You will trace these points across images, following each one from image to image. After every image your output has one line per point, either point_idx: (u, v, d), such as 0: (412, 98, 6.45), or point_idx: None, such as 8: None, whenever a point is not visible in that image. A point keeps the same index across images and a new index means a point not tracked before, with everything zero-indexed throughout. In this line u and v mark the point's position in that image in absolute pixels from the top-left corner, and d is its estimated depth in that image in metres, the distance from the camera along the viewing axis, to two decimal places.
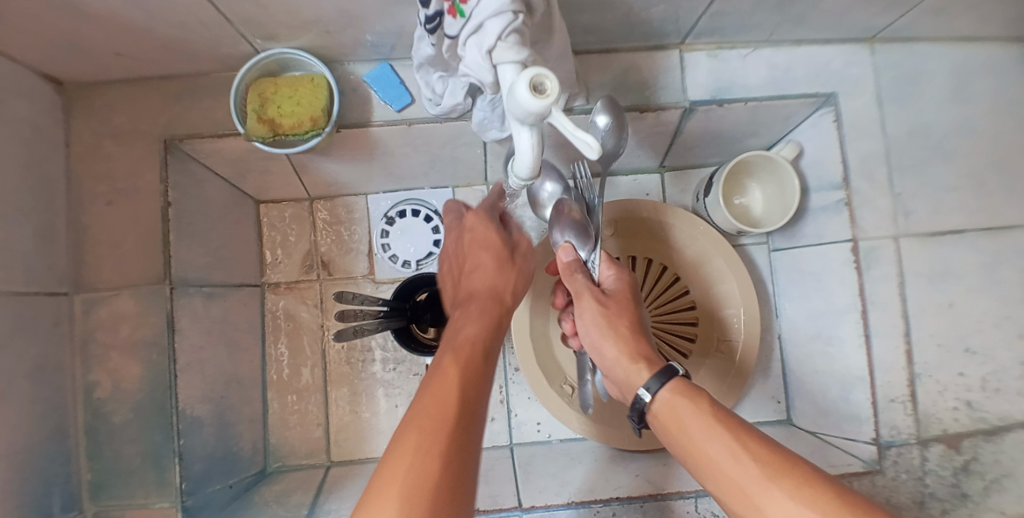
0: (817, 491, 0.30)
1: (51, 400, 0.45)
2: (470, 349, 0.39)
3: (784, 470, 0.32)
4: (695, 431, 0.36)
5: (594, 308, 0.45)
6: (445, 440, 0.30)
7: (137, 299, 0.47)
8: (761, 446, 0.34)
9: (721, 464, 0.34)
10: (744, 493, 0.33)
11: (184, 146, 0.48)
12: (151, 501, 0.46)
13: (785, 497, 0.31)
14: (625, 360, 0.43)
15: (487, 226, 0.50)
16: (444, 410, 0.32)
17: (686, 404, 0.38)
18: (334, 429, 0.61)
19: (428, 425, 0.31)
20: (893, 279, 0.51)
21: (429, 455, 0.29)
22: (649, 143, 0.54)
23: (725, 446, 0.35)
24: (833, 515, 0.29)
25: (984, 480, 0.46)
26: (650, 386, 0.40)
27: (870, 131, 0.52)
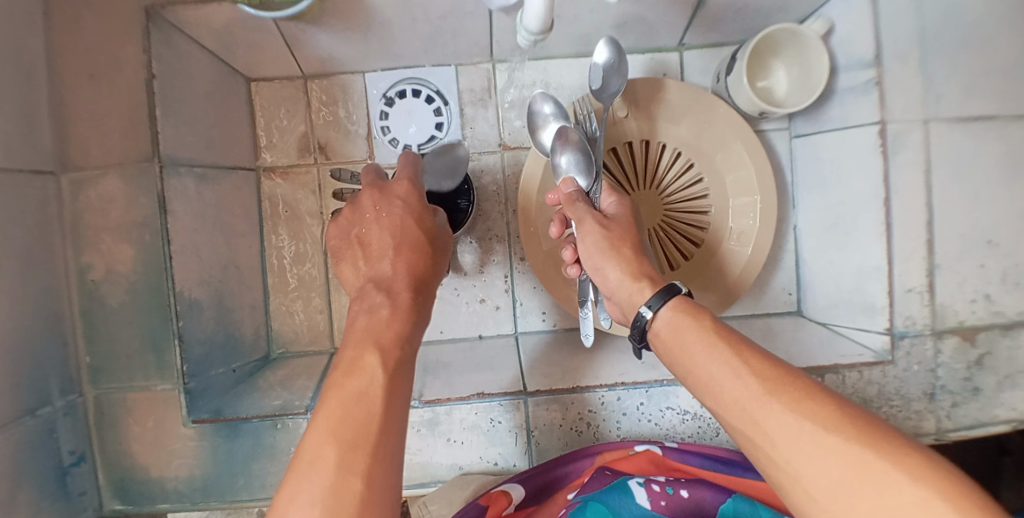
0: (817, 404, 0.27)
1: (41, 281, 0.43)
2: (396, 331, 0.34)
3: (784, 384, 0.29)
4: (693, 348, 0.33)
5: (596, 231, 0.42)
6: (377, 406, 0.29)
7: (125, 179, 0.45)
8: (763, 362, 0.31)
9: (720, 381, 0.31)
10: (740, 409, 0.29)
11: (166, 14, 0.44)
12: (152, 383, 0.45)
13: (783, 411, 0.27)
14: (628, 281, 0.39)
15: (413, 192, 0.43)
16: (366, 378, 0.30)
17: (687, 322, 0.35)
18: (337, 319, 0.60)
19: (349, 396, 0.29)
20: (919, 164, 0.48)
21: (355, 425, 0.27)
22: (667, 20, 0.49)
23: (724, 363, 0.31)
24: (835, 430, 0.26)
25: (999, 376, 0.51)
26: (650, 303, 0.37)
27: (907, 7, 0.48)
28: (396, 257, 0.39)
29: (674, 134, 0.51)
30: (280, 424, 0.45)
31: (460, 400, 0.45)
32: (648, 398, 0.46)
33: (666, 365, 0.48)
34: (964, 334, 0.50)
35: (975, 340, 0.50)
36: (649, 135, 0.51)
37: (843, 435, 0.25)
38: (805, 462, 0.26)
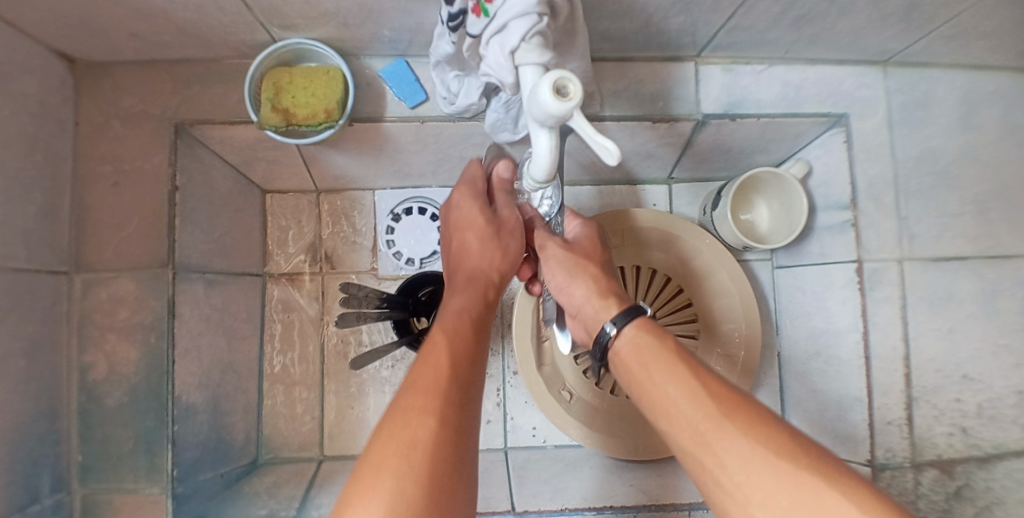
0: (770, 431, 0.28)
1: (45, 381, 0.44)
2: (460, 322, 0.39)
3: (739, 409, 0.30)
4: (654, 366, 0.34)
5: (560, 252, 0.45)
6: (441, 409, 0.31)
7: (137, 282, 0.47)
8: (719, 386, 0.32)
9: (677, 401, 0.32)
10: (694, 431, 0.30)
11: (194, 130, 0.48)
12: (140, 486, 0.46)
13: (737, 435, 0.28)
14: (595, 298, 0.42)
15: (471, 202, 0.45)
16: (436, 384, 0.32)
17: (650, 342, 0.36)
18: (328, 425, 0.60)
19: (422, 395, 0.31)
20: (894, 301, 0.51)
21: (423, 425, 0.29)
22: (658, 152, 0.54)
23: (684, 382, 0.32)
24: (785, 460, 0.26)
25: (974, 507, 0.45)
26: (616, 321, 0.39)
27: (878, 154, 0.52)
28: (466, 259, 0.44)
29: (662, 260, 0.55)
30: None
31: None
32: None
33: (651, 491, 0.49)
34: (941, 465, 0.48)
35: (953, 472, 0.47)
36: (638, 259, 0.54)
37: (795, 464, 0.26)
38: (754, 486, 0.26)
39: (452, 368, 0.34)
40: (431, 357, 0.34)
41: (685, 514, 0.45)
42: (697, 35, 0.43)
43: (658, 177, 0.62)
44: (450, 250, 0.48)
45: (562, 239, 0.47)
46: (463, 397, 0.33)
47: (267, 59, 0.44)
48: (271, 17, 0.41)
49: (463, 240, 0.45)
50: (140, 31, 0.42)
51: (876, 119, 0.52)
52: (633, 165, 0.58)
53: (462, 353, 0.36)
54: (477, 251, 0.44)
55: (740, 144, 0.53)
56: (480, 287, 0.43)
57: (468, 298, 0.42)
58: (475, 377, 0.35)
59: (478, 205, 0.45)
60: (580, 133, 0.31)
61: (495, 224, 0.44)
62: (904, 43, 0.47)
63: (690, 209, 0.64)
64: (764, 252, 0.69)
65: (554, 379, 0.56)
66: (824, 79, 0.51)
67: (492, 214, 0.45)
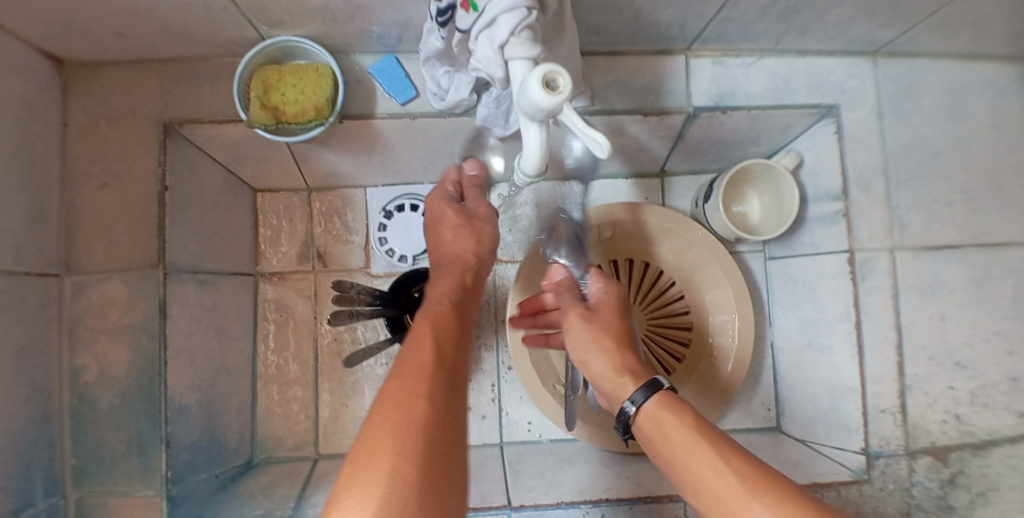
0: (800, 508, 0.28)
1: (37, 383, 0.44)
2: (440, 305, 0.38)
3: (766, 486, 0.29)
4: (676, 442, 0.33)
5: (577, 321, 0.41)
6: (430, 389, 0.30)
7: (128, 283, 0.46)
8: (744, 460, 0.31)
9: (706, 480, 0.31)
10: (726, 510, 0.30)
11: (183, 130, 0.48)
12: (134, 488, 0.45)
13: (767, 513, 0.28)
14: (612, 374, 0.39)
15: (442, 202, 0.47)
16: (423, 365, 0.32)
17: (668, 415, 0.35)
18: (322, 424, 0.60)
19: (408, 378, 0.31)
20: (886, 290, 0.51)
21: (414, 407, 0.29)
22: (650, 146, 0.54)
23: (708, 460, 0.32)
24: None
25: (969, 493, 0.47)
26: (634, 398, 0.36)
27: (868, 143, 0.52)
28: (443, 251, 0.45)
29: (657, 254, 0.56)
30: None
31: None
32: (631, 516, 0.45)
33: (647, 483, 0.49)
34: (935, 452, 0.49)
35: (946, 460, 0.49)
36: (635, 253, 0.55)
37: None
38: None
39: (437, 350, 0.33)
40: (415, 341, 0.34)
41: (680, 505, 0.45)
42: (687, 28, 0.43)
43: (651, 170, 0.62)
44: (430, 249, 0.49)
45: (584, 307, 0.44)
46: (451, 375, 0.33)
47: (256, 57, 0.44)
48: (259, 15, 0.40)
49: (438, 234, 0.47)
50: (127, 31, 0.42)
51: (866, 108, 0.52)
52: (625, 159, 0.58)
53: (447, 331, 0.36)
54: (451, 239, 0.45)
55: (732, 136, 0.53)
56: (456, 272, 0.43)
57: (450, 281, 0.42)
58: (461, 355, 0.35)
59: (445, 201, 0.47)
60: (570, 125, 0.31)
61: (467, 216, 0.46)
62: (891, 33, 0.47)
63: (683, 201, 0.64)
64: (757, 244, 0.69)
65: (548, 373, 0.56)
66: (814, 70, 0.51)
67: (461, 208, 0.47)
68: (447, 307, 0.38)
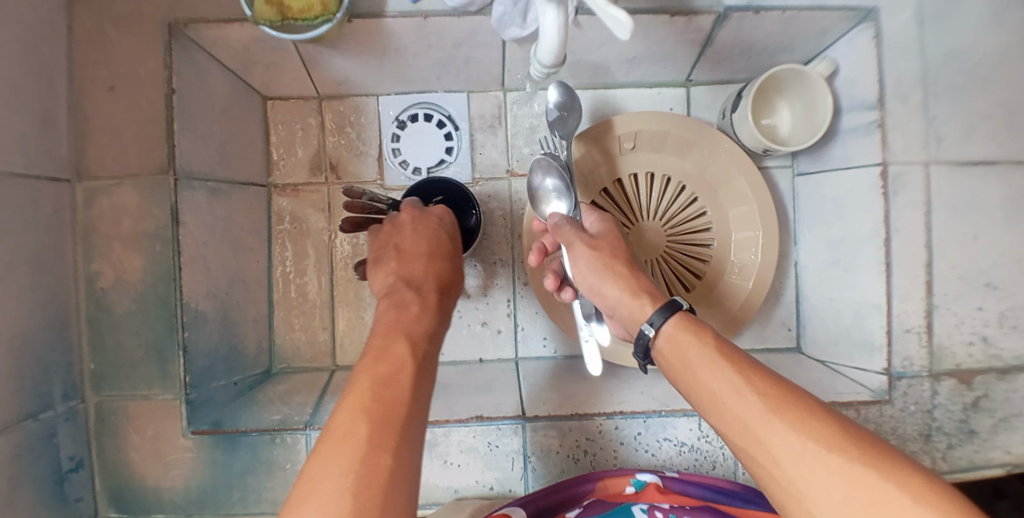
0: (821, 425, 0.28)
1: (52, 287, 0.44)
2: (417, 333, 0.33)
3: (787, 403, 0.29)
4: (697, 364, 0.34)
5: (587, 253, 0.42)
6: (391, 452, 0.24)
7: (139, 190, 0.46)
8: (766, 380, 0.31)
9: (726, 401, 0.31)
10: (745, 429, 0.30)
11: (188, 31, 0.46)
12: (154, 393, 0.46)
13: (787, 431, 0.28)
14: (627, 297, 0.40)
15: (440, 226, 0.47)
16: (382, 421, 0.26)
17: (689, 338, 0.35)
18: (340, 336, 0.61)
19: (378, 425, 0.25)
20: (920, 204, 0.49)
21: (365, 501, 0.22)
22: (676, 52, 0.52)
23: (727, 380, 0.32)
24: (837, 449, 0.26)
25: (994, 419, 0.50)
26: (653, 321, 0.37)
27: (909, 49, 0.49)
28: (430, 263, 0.42)
29: (678, 167, 0.53)
30: (277, 439, 0.45)
31: (458, 423, 0.45)
32: (645, 427, 0.47)
33: (664, 396, 0.49)
34: (960, 375, 0.49)
35: (971, 382, 0.50)
36: (656, 167, 0.53)
37: (849, 456, 0.26)
38: (807, 482, 0.26)
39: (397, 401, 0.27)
40: (389, 377, 0.28)
41: (694, 420, 0.47)
42: None
43: (676, 79, 0.59)
44: (400, 256, 0.42)
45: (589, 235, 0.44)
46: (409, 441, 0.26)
47: None
48: None
49: (427, 248, 0.43)
50: None
51: (907, 12, 0.49)
52: (649, 67, 0.55)
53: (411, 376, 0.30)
54: (443, 263, 0.43)
55: (763, 41, 0.51)
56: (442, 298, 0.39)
57: (433, 303, 0.38)
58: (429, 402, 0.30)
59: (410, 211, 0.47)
60: (593, 3, 0.32)
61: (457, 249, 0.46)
62: None
63: (709, 113, 0.61)
64: (785, 159, 0.65)
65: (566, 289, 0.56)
66: None
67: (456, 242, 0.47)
68: (413, 342, 0.32)
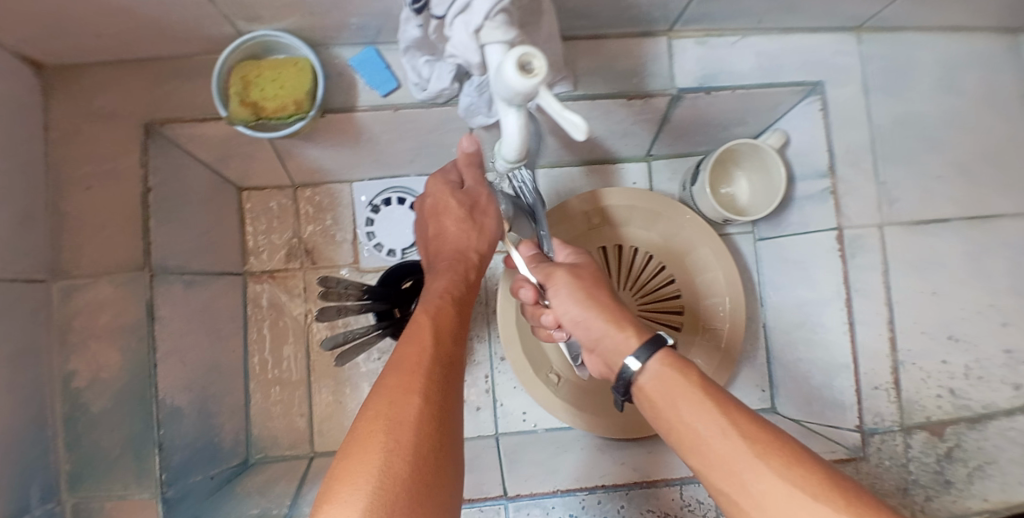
0: (804, 468, 0.29)
1: (28, 389, 0.44)
2: (444, 296, 0.40)
3: (772, 446, 0.31)
4: (680, 403, 0.34)
5: (568, 282, 0.42)
6: (425, 385, 0.32)
7: (116, 286, 0.46)
8: (751, 423, 0.32)
9: (711, 441, 0.32)
10: (730, 470, 0.31)
11: (165, 131, 0.47)
12: (131, 492, 0.45)
13: (773, 475, 0.29)
14: (613, 330, 0.39)
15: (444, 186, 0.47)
16: (421, 364, 0.33)
17: (674, 378, 0.35)
18: (318, 420, 0.61)
19: (406, 373, 0.32)
20: (877, 266, 0.51)
21: (402, 425, 0.29)
22: (637, 130, 0.54)
23: (714, 423, 0.32)
24: (823, 497, 0.28)
25: (967, 467, 0.48)
26: (638, 356, 0.37)
27: (856, 119, 0.52)
28: (446, 230, 0.47)
29: (645, 238, 0.56)
30: None
31: None
32: (629, 500, 0.45)
33: (646, 469, 0.49)
34: (930, 427, 0.50)
35: (942, 434, 0.49)
36: (623, 239, 0.55)
37: (833, 504, 0.27)
38: None
39: (433, 347, 0.35)
40: (417, 332, 0.36)
41: (676, 489, 0.46)
42: (668, 10, 0.43)
43: (638, 154, 0.62)
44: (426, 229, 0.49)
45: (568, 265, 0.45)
46: (445, 378, 0.34)
47: (233, 53, 0.44)
48: (236, 10, 0.40)
49: (440, 224, 0.47)
50: (104, 31, 0.42)
51: (853, 84, 0.52)
52: (612, 143, 0.58)
53: (445, 326, 0.37)
54: (453, 234, 0.46)
55: (718, 117, 0.53)
56: (458, 269, 0.45)
57: (449, 275, 0.44)
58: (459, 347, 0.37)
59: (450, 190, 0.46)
60: (547, 108, 0.31)
61: (471, 203, 0.46)
62: (876, 7, 0.47)
63: (671, 185, 0.64)
64: (747, 225, 0.69)
65: (540, 362, 0.56)
66: (798, 47, 0.51)
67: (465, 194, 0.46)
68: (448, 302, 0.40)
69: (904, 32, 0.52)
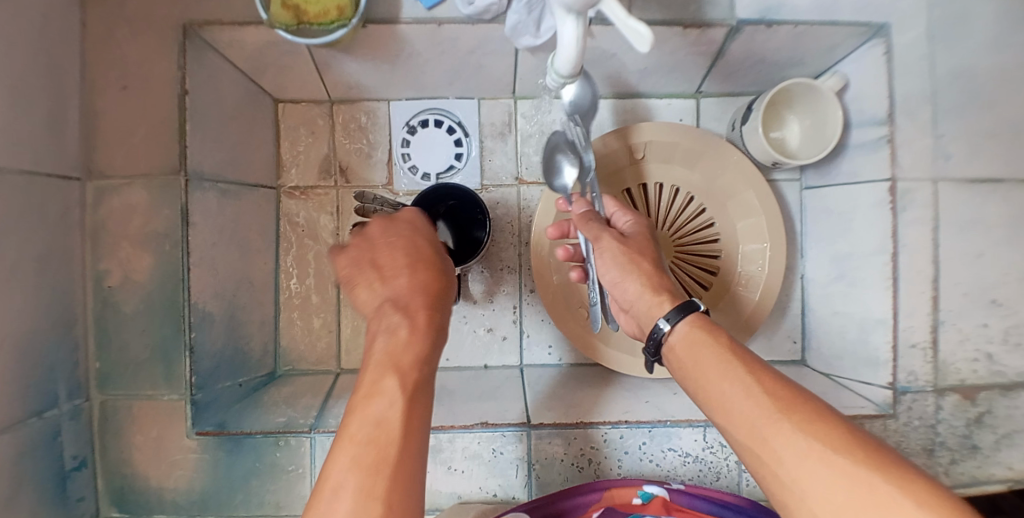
0: (829, 427, 0.28)
1: (62, 286, 0.44)
2: (414, 358, 0.30)
3: (796, 404, 0.30)
4: (708, 364, 0.34)
5: (612, 246, 0.42)
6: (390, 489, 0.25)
7: (149, 190, 0.46)
8: (776, 384, 0.32)
9: (734, 401, 0.32)
10: (750, 427, 0.30)
11: (203, 33, 0.46)
12: (158, 394, 0.46)
13: (794, 431, 0.28)
14: (647, 295, 0.40)
15: (415, 228, 0.38)
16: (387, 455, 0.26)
17: (703, 340, 0.35)
18: (345, 339, 0.61)
19: (368, 470, 0.25)
20: (926, 221, 0.49)
21: (372, 512, 0.24)
22: (687, 64, 0.52)
23: (735, 383, 0.32)
24: (841, 450, 0.27)
25: (997, 435, 0.49)
26: (669, 317, 0.37)
27: (920, 65, 0.49)
28: (413, 275, 0.34)
29: (687, 178, 0.54)
30: (281, 442, 0.46)
31: (463, 429, 0.45)
32: (650, 438, 0.47)
33: (670, 407, 0.49)
34: (963, 391, 0.49)
35: (975, 399, 0.49)
36: (666, 177, 0.54)
37: (853, 457, 0.26)
38: (812, 483, 0.26)
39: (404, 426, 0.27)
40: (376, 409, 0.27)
41: (698, 431, 0.46)
42: None
43: (686, 90, 0.60)
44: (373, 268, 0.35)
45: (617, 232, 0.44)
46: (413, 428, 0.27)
47: None
48: None
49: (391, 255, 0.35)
50: None
51: (919, 27, 0.49)
52: (660, 77, 0.55)
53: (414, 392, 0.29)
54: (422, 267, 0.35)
55: (774, 55, 0.51)
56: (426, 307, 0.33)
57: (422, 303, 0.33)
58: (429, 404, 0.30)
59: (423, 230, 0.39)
60: (611, 16, 0.31)
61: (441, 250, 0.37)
62: None
63: (718, 125, 0.62)
64: (794, 173, 0.66)
65: (571, 296, 0.56)
66: None
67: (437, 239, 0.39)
68: (422, 366, 0.30)
69: None
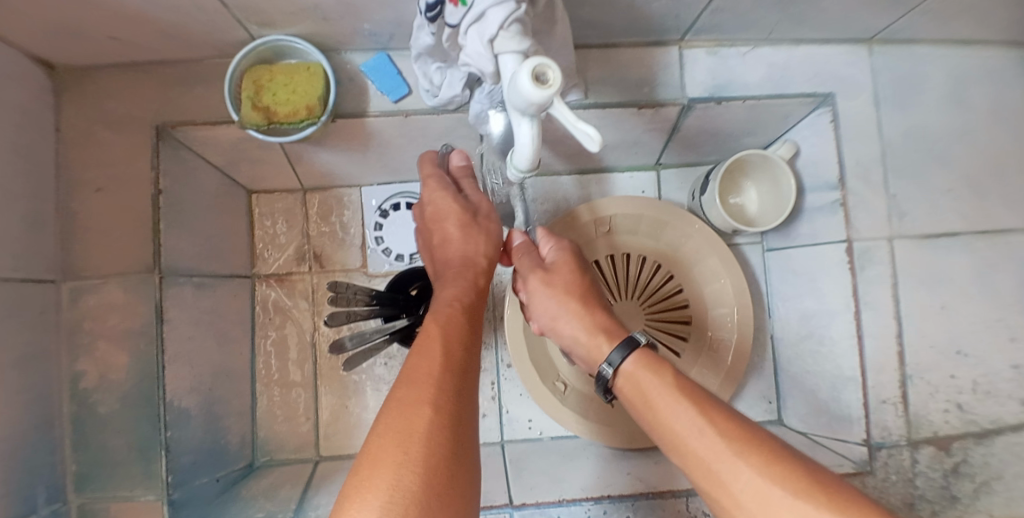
0: (789, 470, 0.28)
1: (37, 389, 0.44)
2: (450, 308, 0.38)
3: (752, 444, 0.30)
4: (660, 404, 0.34)
5: (540, 289, 0.45)
6: (433, 396, 0.29)
7: (125, 288, 0.46)
8: (726, 420, 0.32)
9: (688, 439, 0.32)
10: (708, 470, 0.30)
11: (176, 133, 0.47)
12: (137, 493, 0.45)
13: (753, 474, 0.28)
14: (585, 336, 0.42)
15: (443, 193, 0.46)
16: (430, 370, 0.31)
17: (651, 378, 0.36)
18: (323, 425, 0.61)
19: (414, 385, 0.30)
20: (886, 280, 0.50)
21: (419, 409, 0.28)
22: (647, 139, 0.55)
23: (689, 421, 0.32)
24: (803, 494, 0.27)
25: (974, 482, 0.46)
26: (611, 360, 0.39)
27: (868, 131, 0.51)
28: (465, 235, 0.45)
29: (653, 247, 0.56)
30: None
31: None
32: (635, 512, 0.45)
33: (651, 479, 0.49)
34: (937, 442, 0.48)
35: (949, 449, 0.47)
36: (633, 247, 0.56)
37: (816, 502, 0.26)
38: None
39: (444, 351, 0.33)
40: (422, 345, 0.33)
41: (683, 500, 0.45)
42: (680, 19, 0.43)
43: (647, 163, 0.63)
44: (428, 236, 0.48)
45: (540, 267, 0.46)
46: (463, 367, 0.33)
47: (246, 58, 0.44)
48: (251, 15, 0.40)
49: (444, 229, 0.46)
50: (120, 34, 0.42)
51: (865, 96, 0.52)
52: (622, 151, 0.58)
53: (454, 335, 0.35)
54: (461, 238, 0.45)
55: (728, 128, 0.54)
56: (468, 275, 0.43)
57: (461, 281, 0.42)
58: (470, 358, 0.35)
59: (450, 194, 0.46)
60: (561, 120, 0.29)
61: (471, 211, 0.46)
62: (888, 21, 0.47)
63: (679, 194, 0.65)
64: (755, 236, 0.69)
65: (547, 370, 0.57)
66: (810, 60, 0.51)
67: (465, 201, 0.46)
68: (456, 310, 0.38)
69: (919, 43, 0.51)
